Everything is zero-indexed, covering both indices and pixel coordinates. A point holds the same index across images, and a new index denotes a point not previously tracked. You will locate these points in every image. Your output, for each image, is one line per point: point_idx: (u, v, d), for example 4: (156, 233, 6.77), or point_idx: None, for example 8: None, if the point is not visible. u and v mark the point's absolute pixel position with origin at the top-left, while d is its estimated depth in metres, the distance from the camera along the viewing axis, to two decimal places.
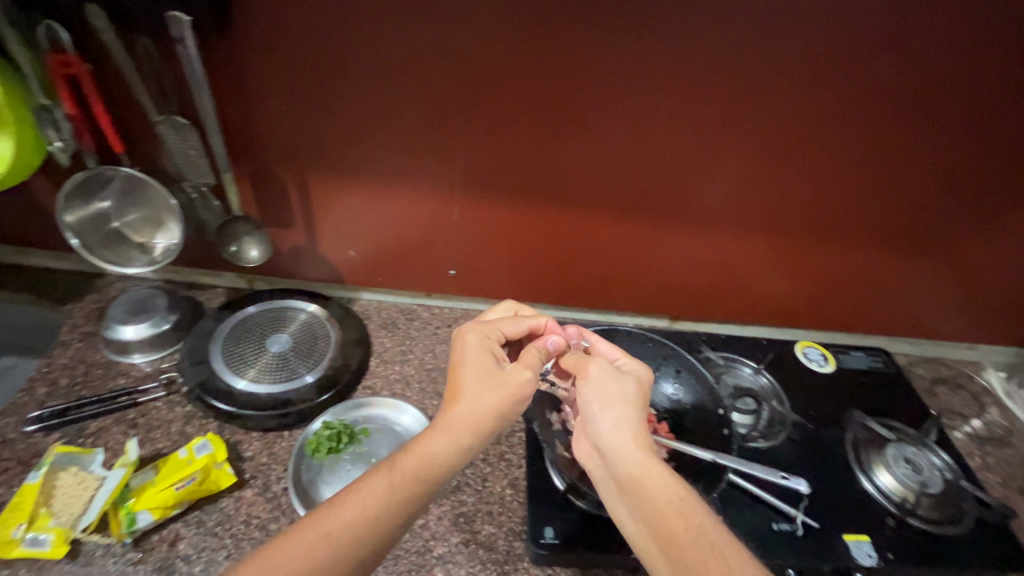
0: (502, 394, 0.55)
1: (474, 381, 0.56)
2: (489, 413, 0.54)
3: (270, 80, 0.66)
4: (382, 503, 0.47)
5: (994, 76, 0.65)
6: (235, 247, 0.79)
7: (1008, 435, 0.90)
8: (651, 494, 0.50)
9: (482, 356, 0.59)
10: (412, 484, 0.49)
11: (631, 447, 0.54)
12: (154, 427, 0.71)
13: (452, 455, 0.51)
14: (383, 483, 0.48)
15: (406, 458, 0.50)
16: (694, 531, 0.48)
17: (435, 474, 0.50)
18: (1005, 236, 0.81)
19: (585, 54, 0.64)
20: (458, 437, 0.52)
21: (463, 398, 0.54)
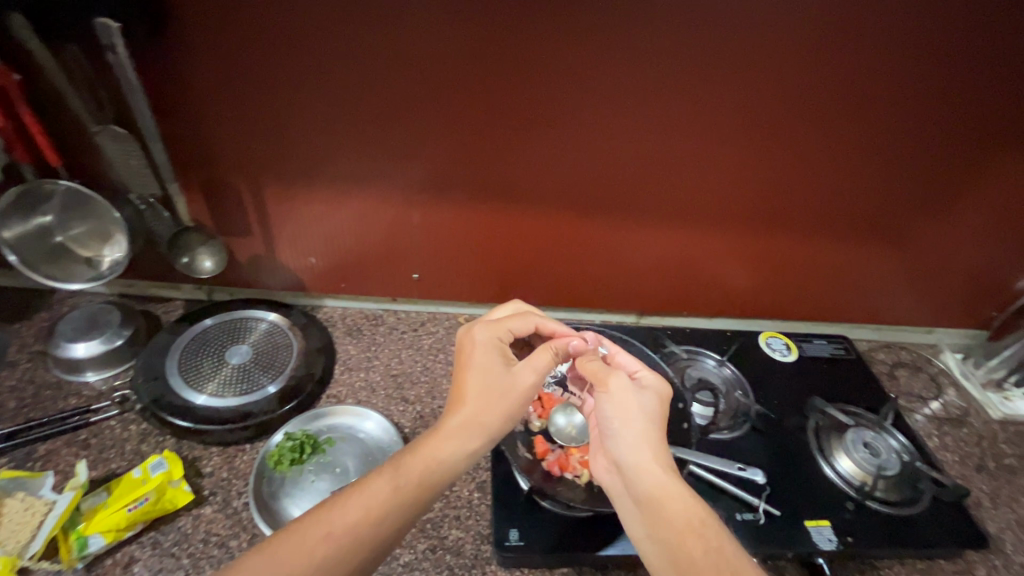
0: (511, 398, 0.56)
1: (481, 386, 0.56)
2: (496, 416, 0.55)
3: (210, 88, 0.64)
4: (387, 504, 0.48)
5: (933, 66, 0.67)
6: (188, 258, 0.77)
7: (964, 415, 0.92)
8: (670, 514, 0.49)
9: (492, 358, 0.59)
10: (416, 487, 0.49)
11: (651, 466, 0.53)
12: (107, 447, 0.69)
13: (458, 458, 0.52)
14: (387, 486, 0.49)
15: (412, 459, 0.51)
16: (714, 553, 0.47)
17: (441, 477, 0.51)
18: (952, 222, 0.83)
19: (531, 55, 0.64)
20: (466, 439, 0.53)
21: (470, 400, 0.55)
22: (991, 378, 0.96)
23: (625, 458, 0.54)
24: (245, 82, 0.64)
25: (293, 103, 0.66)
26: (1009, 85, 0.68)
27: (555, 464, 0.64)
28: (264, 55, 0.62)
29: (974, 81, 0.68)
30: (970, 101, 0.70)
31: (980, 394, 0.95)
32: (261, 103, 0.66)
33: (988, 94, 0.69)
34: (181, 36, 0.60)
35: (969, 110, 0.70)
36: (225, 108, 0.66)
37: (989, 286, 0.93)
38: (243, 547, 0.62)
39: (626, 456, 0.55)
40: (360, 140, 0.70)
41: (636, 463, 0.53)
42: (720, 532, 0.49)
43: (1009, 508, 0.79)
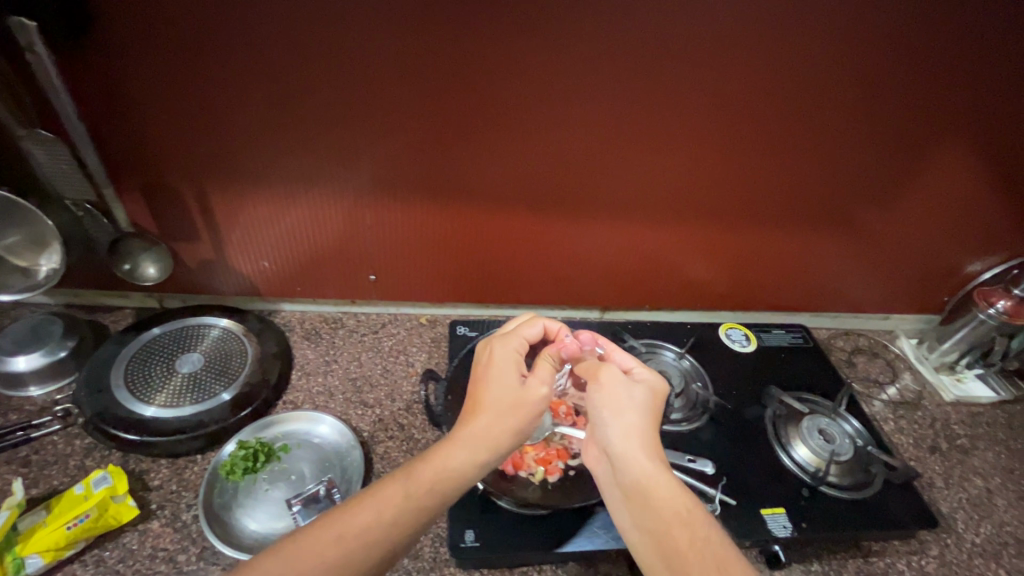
0: (523, 410, 0.53)
1: (498, 397, 0.53)
2: (507, 430, 0.52)
3: (142, 90, 0.62)
4: (397, 510, 0.47)
5: (871, 56, 0.68)
6: (129, 265, 0.74)
7: (919, 398, 0.95)
8: (657, 506, 0.50)
9: (503, 369, 0.56)
10: (426, 493, 0.48)
11: (639, 459, 0.52)
12: (49, 463, 0.67)
13: (468, 469, 0.49)
14: (398, 493, 0.47)
15: (422, 467, 0.49)
16: (701, 548, 0.47)
17: (451, 488, 0.49)
18: (898, 211, 0.85)
19: (473, 54, 0.64)
20: (477, 451, 0.50)
21: (482, 413, 0.52)
22: (944, 361, 0.98)
23: (614, 450, 0.53)
24: (179, 81, 0.62)
25: (232, 103, 0.64)
26: (944, 74, 0.70)
27: (509, 462, 0.64)
28: (196, 52, 0.60)
29: (911, 71, 0.69)
30: (909, 91, 0.71)
31: (933, 377, 0.97)
32: (198, 103, 0.64)
33: (926, 83, 0.70)
34: (104, 33, 0.58)
35: (909, 100, 0.72)
36: (160, 109, 0.64)
37: (938, 272, 0.95)
38: (192, 561, 0.60)
39: (615, 447, 0.54)
40: (306, 139, 0.69)
41: (626, 456, 0.53)
42: (707, 526, 0.49)
43: (961, 487, 0.81)
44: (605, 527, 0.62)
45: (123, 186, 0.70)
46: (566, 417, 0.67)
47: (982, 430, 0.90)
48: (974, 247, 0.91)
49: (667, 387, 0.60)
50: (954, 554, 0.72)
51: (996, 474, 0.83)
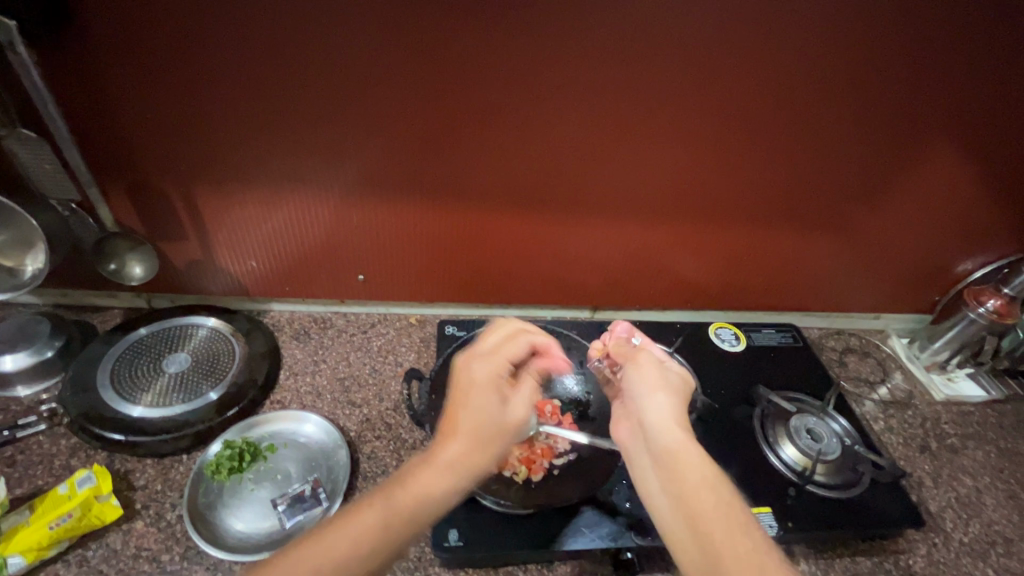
0: (506, 435, 0.52)
1: (475, 422, 0.51)
2: (486, 456, 0.50)
3: (125, 89, 0.62)
4: (376, 537, 0.45)
5: (857, 55, 0.68)
6: (114, 265, 0.75)
7: (909, 397, 0.94)
8: (685, 472, 0.49)
9: (486, 392, 0.54)
10: (406, 518, 0.46)
11: (674, 430, 0.52)
12: (34, 463, 0.67)
13: (450, 492, 0.48)
14: (377, 518, 0.45)
15: (401, 490, 0.47)
16: (728, 518, 0.46)
17: (429, 513, 0.47)
18: (885, 211, 0.85)
19: (456, 54, 0.64)
20: (458, 475, 0.49)
21: (464, 436, 0.51)
22: (935, 361, 0.98)
23: (651, 419, 0.53)
24: (163, 80, 0.62)
25: (215, 103, 0.64)
26: (930, 73, 0.69)
27: None
28: (178, 52, 0.60)
29: (898, 69, 0.69)
30: (896, 89, 0.71)
31: (924, 376, 0.97)
32: (182, 102, 0.64)
33: (913, 81, 0.70)
34: (86, 31, 0.58)
35: (896, 98, 0.72)
36: (144, 108, 0.64)
37: (928, 271, 0.95)
38: (176, 561, 0.60)
39: (651, 418, 0.54)
40: (291, 138, 0.69)
41: (663, 426, 0.53)
42: (734, 499, 0.48)
43: (950, 486, 0.81)
44: (588, 526, 0.62)
45: (109, 186, 0.70)
46: (552, 416, 0.67)
47: (973, 429, 0.90)
48: (964, 246, 0.91)
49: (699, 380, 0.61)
50: (942, 553, 0.72)
51: (985, 473, 0.83)
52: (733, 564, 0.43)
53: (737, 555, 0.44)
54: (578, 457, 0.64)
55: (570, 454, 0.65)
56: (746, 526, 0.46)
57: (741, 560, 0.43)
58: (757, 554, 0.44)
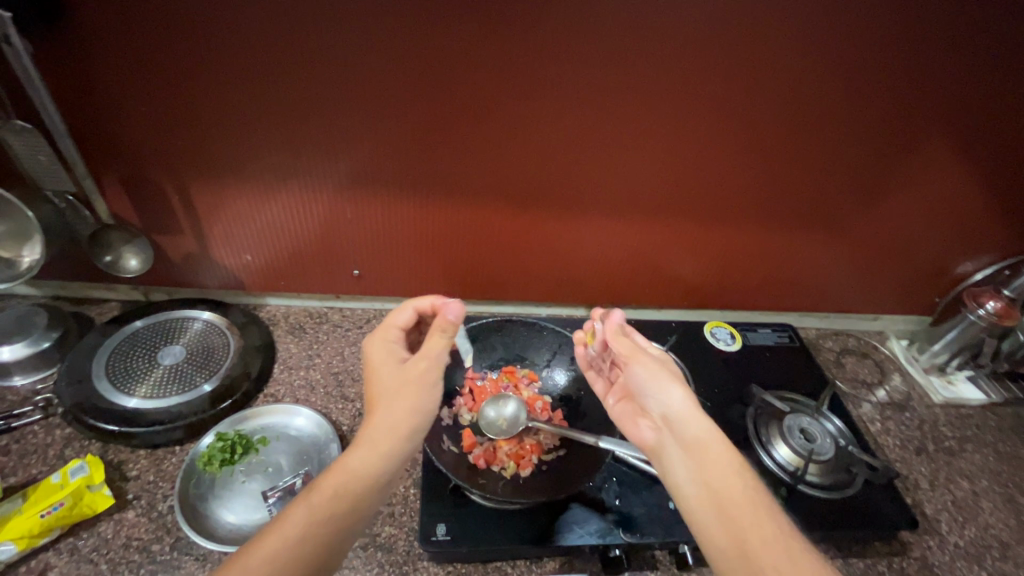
0: (413, 388, 0.52)
1: (383, 390, 0.52)
2: (398, 414, 0.50)
3: (120, 83, 0.63)
4: (303, 532, 0.44)
5: (854, 51, 0.67)
6: (110, 257, 0.76)
7: (907, 400, 0.94)
8: (716, 458, 0.49)
9: (384, 361, 0.55)
10: (330, 503, 0.45)
11: (700, 417, 0.52)
12: (29, 453, 0.67)
13: (374, 465, 0.48)
14: (302, 512, 0.45)
15: (325, 479, 0.47)
16: (758, 500, 0.47)
17: (359, 489, 0.46)
18: (882, 211, 0.85)
19: (450, 50, 0.64)
20: (377, 446, 0.48)
21: (376, 405, 0.51)
22: (934, 363, 0.97)
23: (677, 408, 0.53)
24: (157, 73, 0.62)
25: (209, 97, 0.65)
26: (928, 70, 0.69)
27: (481, 457, 0.62)
28: (172, 46, 0.61)
29: (895, 65, 0.68)
30: (893, 87, 0.70)
31: (923, 379, 0.96)
32: (176, 96, 0.64)
33: (911, 79, 0.69)
34: (79, 24, 0.58)
35: (893, 96, 0.71)
36: (139, 102, 0.64)
37: (927, 272, 0.94)
38: (166, 551, 0.61)
39: (673, 408, 0.53)
40: (284, 133, 0.69)
41: (686, 415, 0.53)
42: (760, 485, 0.48)
43: (946, 490, 0.80)
44: (577, 522, 0.62)
45: (106, 179, 0.71)
46: (543, 411, 0.67)
47: (971, 432, 0.89)
48: (964, 247, 0.90)
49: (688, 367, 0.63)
50: (936, 557, 0.71)
51: (982, 476, 0.82)
52: (765, 552, 0.44)
53: (769, 542, 0.44)
54: (567, 453, 0.64)
55: (559, 450, 0.65)
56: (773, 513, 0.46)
57: (773, 547, 0.44)
58: (787, 539, 0.44)
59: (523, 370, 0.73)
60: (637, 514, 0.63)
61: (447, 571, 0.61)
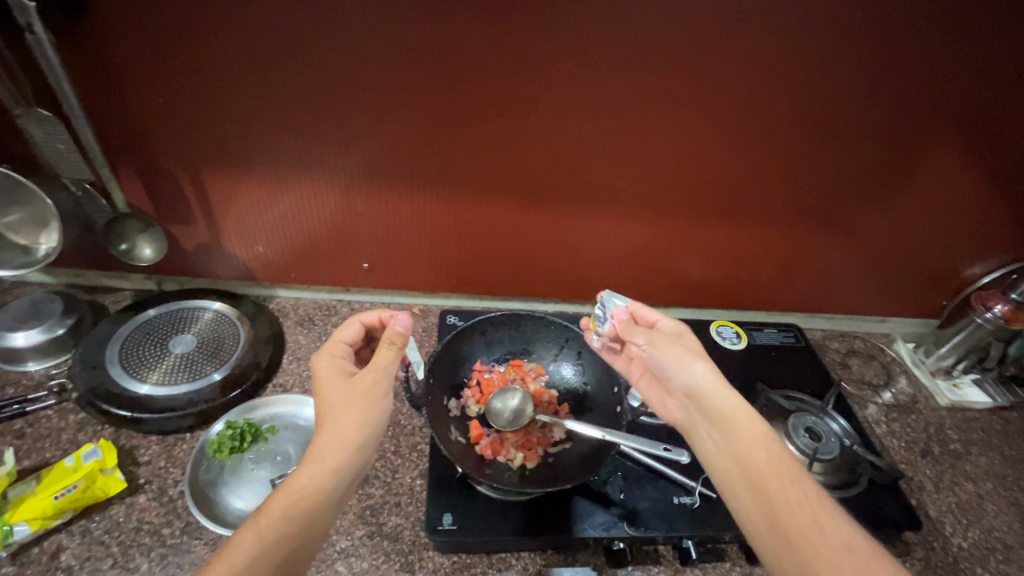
0: (361, 402, 0.52)
1: (328, 408, 0.53)
2: (344, 432, 0.51)
3: (138, 73, 0.64)
4: (253, 555, 0.44)
5: (865, 51, 0.67)
6: (125, 246, 0.76)
7: (913, 402, 0.94)
8: (743, 430, 0.51)
9: (331, 378, 0.55)
10: (278, 524, 0.46)
11: (724, 392, 0.54)
12: (43, 436, 0.68)
13: (323, 482, 0.48)
14: (252, 535, 0.45)
15: (274, 501, 0.47)
16: (783, 467, 0.49)
17: (307, 509, 0.47)
18: (891, 212, 0.85)
19: (463, 46, 0.65)
20: (325, 464, 0.49)
21: (324, 422, 0.52)
22: (941, 366, 0.97)
23: (701, 386, 0.55)
24: (172, 64, 0.63)
25: (224, 90, 0.66)
26: (939, 71, 0.68)
27: (488, 448, 0.63)
28: (191, 38, 0.61)
29: (906, 66, 0.68)
30: (902, 87, 0.70)
31: (929, 381, 0.96)
32: (190, 87, 0.65)
33: (921, 80, 0.69)
34: (101, 15, 0.59)
35: (902, 97, 0.71)
36: (155, 93, 0.65)
37: (935, 275, 0.94)
38: (176, 535, 0.62)
39: (698, 383, 0.55)
40: (296, 125, 0.70)
41: (710, 391, 0.54)
42: (785, 452, 0.51)
43: (951, 491, 0.80)
44: (581, 515, 0.62)
45: (122, 168, 0.72)
46: (549, 405, 0.68)
47: (977, 436, 0.89)
48: (972, 250, 0.90)
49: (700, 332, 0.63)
50: (939, 557, 0.71)
51: (987, 480, 0.82)
52: (793, 515, 0.46)
53: (796, 506, 0.47)
54: (573, 446, 0.65)
55: (565, 442, 0.65)
56: (797, 476, 0.49)
57: (800, 509, 0.47)
58: (813, 504, 0.47)
59: (530, 364, 0.73)
60: (641, 508, 0.63)
61: (452, 561, 0.62)
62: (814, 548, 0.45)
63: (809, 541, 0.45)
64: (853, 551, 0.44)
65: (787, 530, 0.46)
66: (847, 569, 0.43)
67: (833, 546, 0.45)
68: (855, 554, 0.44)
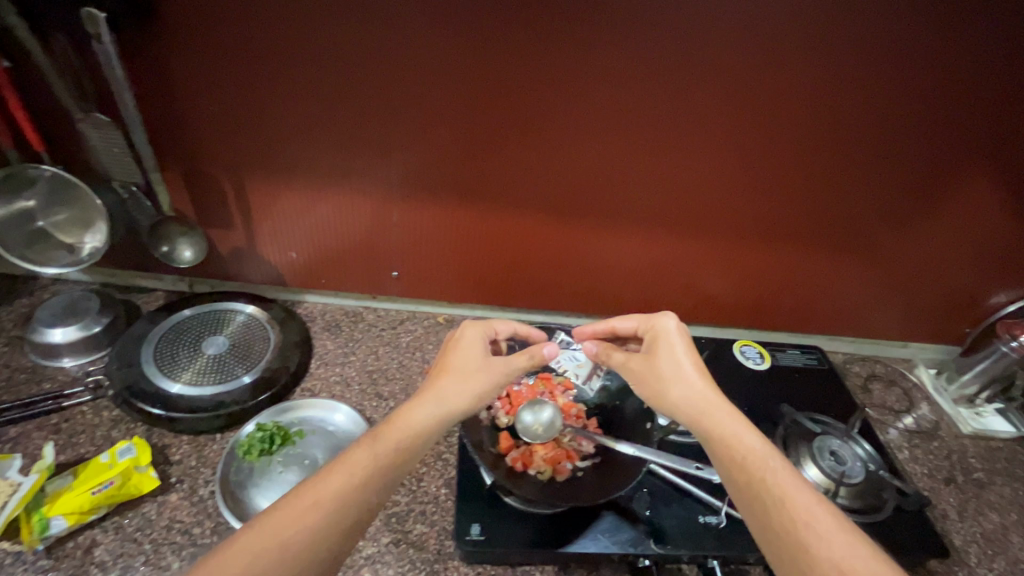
0: (481, 376, 0.60)
1: (459, 369, 0.61)
2: (467, 393, 0.59)
3: (193, 83, 0.66)
4: (368, 470, 0.50)
5: (901, 80, 0.68)
6: (167, 248, 0.79)
7: (935, 429, 0.93)
8: (718, 456, 0.52)
9: (471, 347, 0.64)
10: (392, 449, 0.52)
11: (697, 419, 0.55)
12: (77, 432, 0.69)
13: (430, 425, 0.55)
14: (367, 455, 0.51)
15: (388, 429, 0.54)
16: (760, 491, 0.49)
17: (415, 443, 0.54)
18: (919, 238, 0.85)
19: (506, 64, 0.67)
20: (432, 412, 0.56)
21: (448, 374, 0.60)
22: (963, 394, 0.97)
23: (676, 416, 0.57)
24: (223, 71, 0.65)
25: (274, 99, 0.68)
26: (973, 102, 0.69)
27: (518, 459, 0.64)
28: (245, 49, 0.64)
29: (938, 94, 0.69)
30: (935, 114, 0.70)
31: (951, 409, 0.96)
32: (238, 94, 0.67)
33: (952, 107, 0.70)
34: (161, 25, 0.61)
35: (935, 126, 0.72)
36: (204, 99, 0.67)
37: (958, 301, 0.94)
38: (206, 535, 0.62)
39: (676, 411, 0.57)
40: (337, 135, 0.72)
41: (688, 417, 0.56)
42: (765, 473, 0.50)
43: (975, 521, 0.79)
44: (608, 530, 0.62)
45: (168, 172, 0.74)
46: (578, 419, 0.68)
47: (1000, 466, 0.88)
48: (996, 277, 0.90)
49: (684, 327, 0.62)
50: None
51: (1012, 511, 0.82)
52: (781, 537, 0.46)
53: (782, 528, 0.46)
54: (603, 461, 0.64)
55: (596, 457, 0.65)
56: (786, 494, 0.48)
57: (787, 531, 0.46)
58: (796, 526, 0.46)
59: (558, 378, 0.74)
60: (666, 526, 0.64)
61: (477, 572, 0.62)
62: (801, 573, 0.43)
63: (797, 563, 0.44)
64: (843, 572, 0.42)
65: (776, 555, 0.46)
66: None
67: (823, 569, 0.43)
68: None
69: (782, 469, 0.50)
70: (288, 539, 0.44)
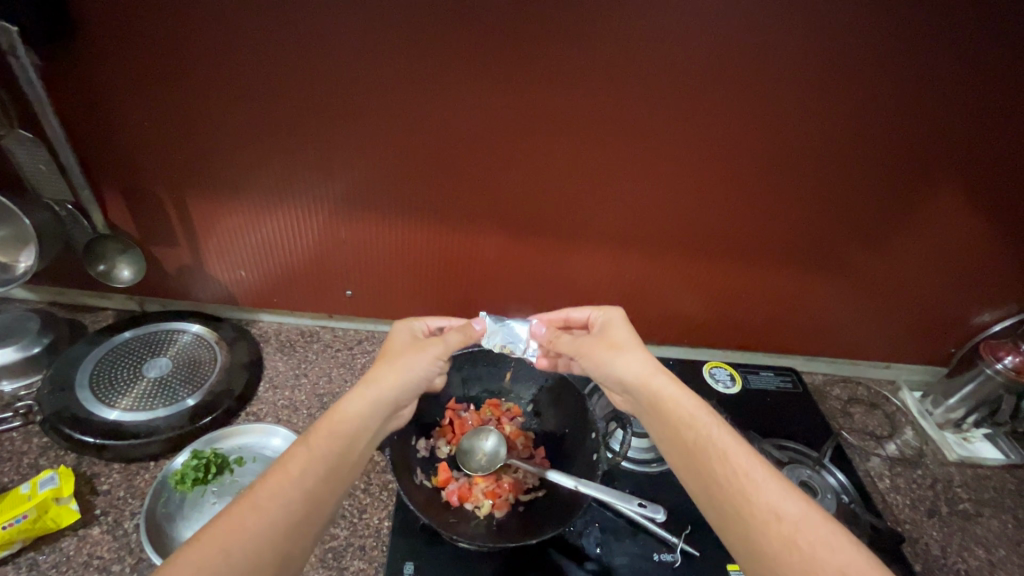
0: (413, 353, 0.60)
1: (393, 351, 0.60)
2: (399, 369, 0.57)
3: (120, 94, 0.64)
4: (305, 466, 0.47)
5: (860, 91, 0.64)
6: (104, 266, 0.77)
7: (919, 456, 0.88)
8: (667, 415, 0.52)
9: (402, 334, 0.64)
10: (326, 439, 0.49)
11: (647, 381, 0.55)
12: (3, 460, 0.67)
13: (364, 408, 0.53)
14: (303, 453, 0.48)
15: (320, 424, 0.51)
16: (706, 446, 0.49)
17: (348, 426, 0.51)
18: (893, 255, 0.81)
19: (444, 79, 0.64)
20: (369, 400, 0.54)
21: (382, 357, 0.59)
22: (949, 418, 0.92)
23: (626, 380, 0.56)
24: (154, 88, 0.63)
25: (207, 114, 0.66)
26: (939, 112, 0.65)
27: (455, 493, 0.61)
28: (171, 63, 0.62)
29: (902, 106, 0.65)
30: (902, 127, 0.67)
31: (937, 434, 0.91)
32: (172, 112, 0.65)
33: (918, 118, 0.66)
34: (82, 39, 0.60)
35: (901, 138, 0.68)
36: (138, 116, 0.66)
37: (941, 321, 0.90)
38: (126, 572, 0.59)
39: (627, 379, 0.56)
40: (276, 151, 0.70)
41: (637, 381, 0.55)
42: (711, 430, 0.50)
43: (960, 557, 0.74)
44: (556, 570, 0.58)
45: (107, 190, 0.72)
46: (525, 448, 0.67)
47: (988, 496, 0.83)
48: (978, 296, 0.85)
49: (623, 310, 0.64)
50: None
51: (1000, 546, 0.77)
52: (724, 490, 0.46)
53: (726, 481, 0.46)
54: (546, 495, 0.61)
55: (539, 490, 0.62)
56: (728, 448, 0.48)
57: (729, 486, 0.46)
58: (741, 476, 0.46)
59: (507, 405, 0.72)
60: (617, 565, 0.59)
61: None
62: (743, 522, 0.44)
63: (740, 511, 0.44)
64: (781, 519, 0.43)
65: (721, 508, 0.45)
66: (775, 539, 0.42)
67: (763, 515, 0.43)
68: (786, 525, 0.43)
69: (723, 429, 0.50)
70: (236, 550, 0.41)
